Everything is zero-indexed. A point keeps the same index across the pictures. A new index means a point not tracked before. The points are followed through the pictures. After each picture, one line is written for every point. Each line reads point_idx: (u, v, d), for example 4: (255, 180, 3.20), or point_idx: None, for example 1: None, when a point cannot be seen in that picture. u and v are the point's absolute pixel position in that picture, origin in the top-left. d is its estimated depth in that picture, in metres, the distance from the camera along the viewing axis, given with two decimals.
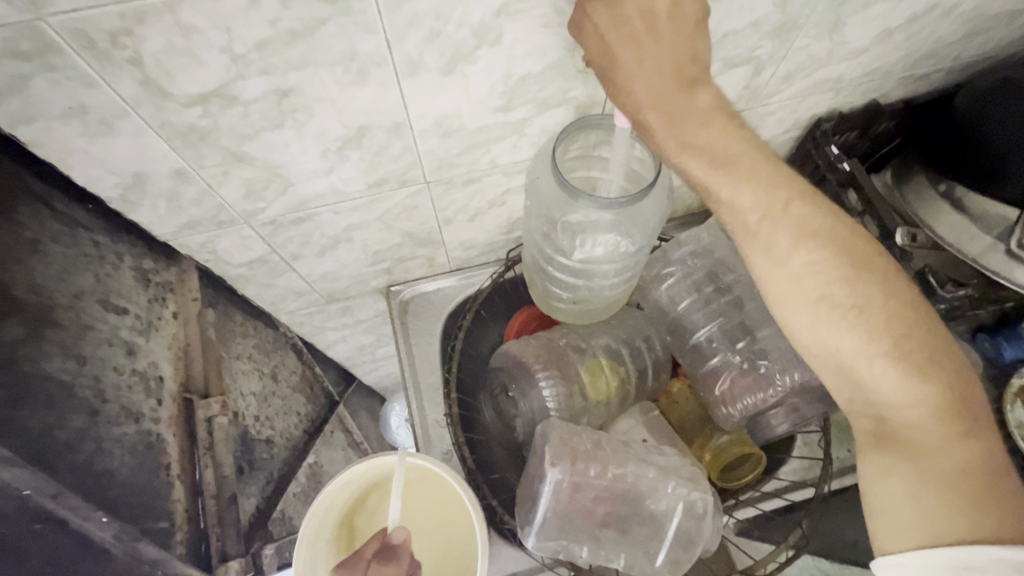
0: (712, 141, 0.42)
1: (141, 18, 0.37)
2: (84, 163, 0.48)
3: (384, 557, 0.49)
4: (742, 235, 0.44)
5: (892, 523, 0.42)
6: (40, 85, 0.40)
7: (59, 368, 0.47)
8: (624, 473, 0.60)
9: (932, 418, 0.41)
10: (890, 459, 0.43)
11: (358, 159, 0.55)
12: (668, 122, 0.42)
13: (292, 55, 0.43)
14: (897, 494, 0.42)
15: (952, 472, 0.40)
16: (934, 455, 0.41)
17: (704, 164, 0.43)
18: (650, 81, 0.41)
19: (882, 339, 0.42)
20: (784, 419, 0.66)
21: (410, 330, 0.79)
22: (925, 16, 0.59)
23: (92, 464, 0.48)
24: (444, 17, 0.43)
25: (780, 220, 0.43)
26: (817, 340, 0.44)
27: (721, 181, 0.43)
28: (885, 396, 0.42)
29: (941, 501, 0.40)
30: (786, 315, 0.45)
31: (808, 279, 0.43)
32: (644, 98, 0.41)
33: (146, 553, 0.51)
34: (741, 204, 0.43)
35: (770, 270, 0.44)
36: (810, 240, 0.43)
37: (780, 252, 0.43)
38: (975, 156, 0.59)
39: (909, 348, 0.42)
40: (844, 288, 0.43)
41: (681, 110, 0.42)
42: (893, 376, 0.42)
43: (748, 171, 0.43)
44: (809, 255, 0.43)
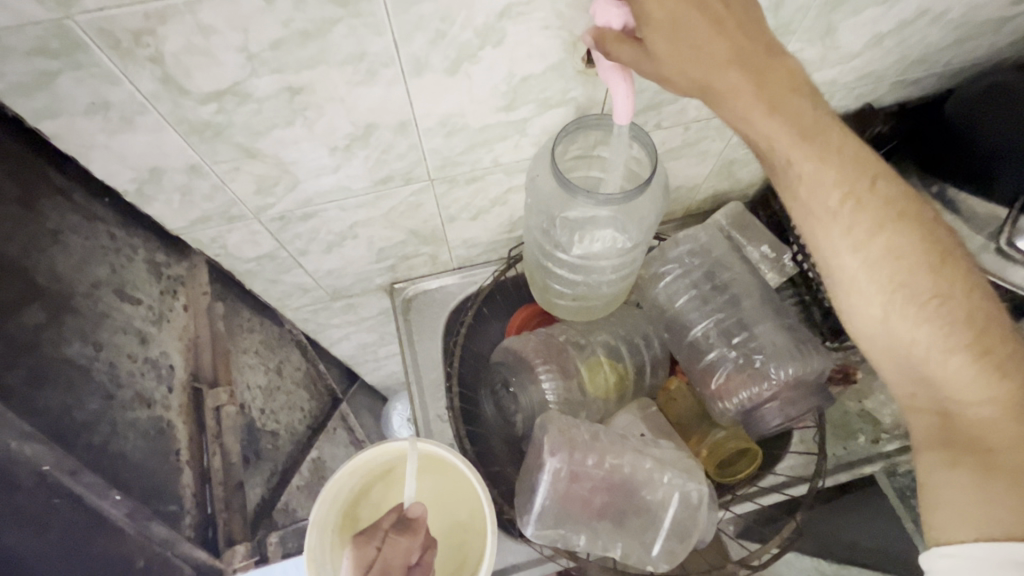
0: (800, 115, 0.42)
1: (164, 19, 0.39)
2: (103, 158, 0.50)
3: (402, 529, 0.51)
4: (819, 215, 0.44)
5: (949, 518, 0.41)
6: (65, 81, 0.42)
7: (78, 353, 0.49)
8: (620, 463, 0.61)
9: (1007, 415, 0.41)
10: (952, 454, 0.42)
11: (365, 156, 0.57)
12: (751, 83, 0.40)
13: (304, 54, 0.45)
14: (957, 489, 0.41)
15: (1020, 471, 0.39)
16: (1003, 452, 0.40)
17: (789, 137, 0.42)
18: (733, 44, 0.40)
19: (958, 334, 0.42)
20: (777, 414, 0.64)
21: (413, 326, 0.81)
22: (915, 22, 0.60)
23: (109, 445, 0.50)
24: (449, 19, 0.45)
25: (864, 202, 0.44)
26: (889, 328, 0.44)
27: (805, 156, 0.42)
28: (957, 389, 0.43)
29: (1006, 498, 0.39)
30: (858, 302, 0.46)
31: (886, 264, 0.44)
32: (724, 59, 0.40)
33: (157, 532, 0.54)
34: (820, 181, 0.43)
35: (847, 251, 0.44)
36: (893, 226, 0.44)
37: (858, 235, 0.44)
38: (970, 161, 0.61)
39: (987, 345, 0.42)
40: (922, 275, 0.43)
41: (767, 78, 0.41)
42: (966, 369, 0.42)
43: (833, 151, 0.43)
44: (887, 240, 0.44)
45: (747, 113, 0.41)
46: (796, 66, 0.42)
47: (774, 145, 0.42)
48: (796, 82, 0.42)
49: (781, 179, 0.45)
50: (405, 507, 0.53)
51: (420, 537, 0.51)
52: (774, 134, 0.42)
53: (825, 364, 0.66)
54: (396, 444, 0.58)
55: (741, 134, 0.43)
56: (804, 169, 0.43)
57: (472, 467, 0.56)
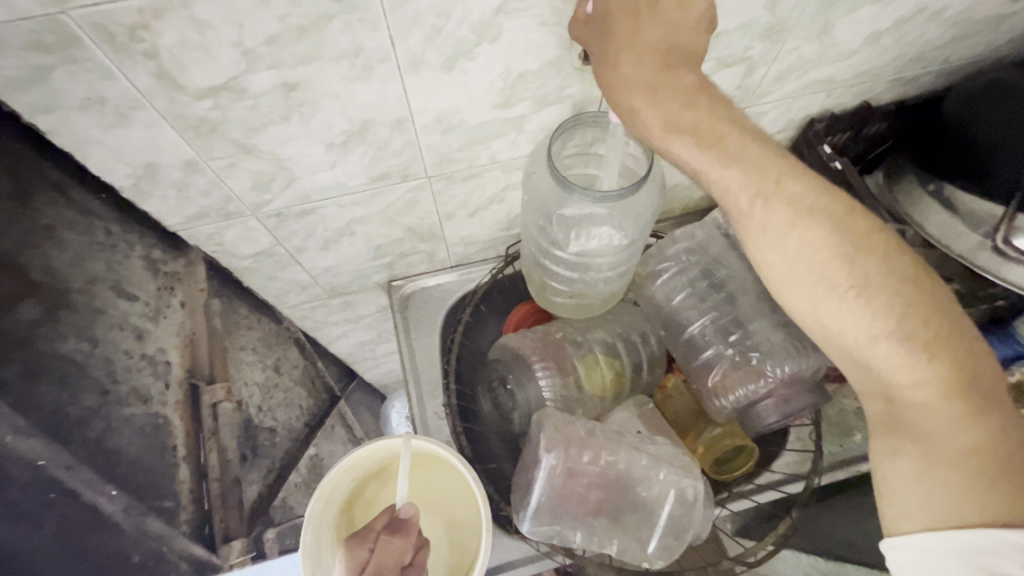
0: (698, 124, 0.43)
1: (159, 13, 0.39)
2: (100, 153, 0.50)
3: (393, 530, 0.51)
4: (734, 213, 0.45)
5: (901, 508, 0.42)
6: (61, 76, 0.42)
7: (73, 348, 0.49)
8: (616, 460, 0.61)
9: (941, 399, 0.41)
10: (897, 443, 0.43)
11: (362, 153, 0.57)
12: (649, 100, 0.43)
13: (300, 49, 0.45)
14: (904, 480, 0.42)
15: (957, 457, 0.40)
16: (943, 437, 0.41)
17: (690, 143, 0.43)
18: (638, 63, 0.43)
19: (883, 322, 0.41)
20: (774, 411, 0.64)
21: (410, 323, 0.81)
22: (913, 19, 0.60)
23: (104, 441, 0.50)
24: (445, 15, 0.45)
25: (772, 198, 0.43)
26: (819, 322, 0.44)
27: (707, 161, 0.43)
28: (891, 377, 0.42)
29: (951, 486, 0.39)
30: (786, 297, 0.45)
31: (804, 260, 0.43)
32: (629, 77, 0.43)
33: (153, 528, 0.54)
34: (727, 184, 0.43)
35: (764, 250, 0.44)
36: (805, 218, 0.43)
37: (771, 233, 0.43)
38: (965, 157, 0.61)
39: (913, 329, 0.41)
40: (839, 265, 0.42)
41: (667, 94, 0.43)
42: (894, 357, 0.41)
43: (734, 152, 0.43)
44: (800, 233, 0.43)
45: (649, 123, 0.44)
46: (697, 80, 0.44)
47: (678, 155, 0.44)
48: (695, 93, 0.44)
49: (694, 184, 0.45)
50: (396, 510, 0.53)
51: (413, 537, 0.51)
52: (674, 145, 0.43)
53: (822, 361, 0.66)
54: (388, 442, 0.58)
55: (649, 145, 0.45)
56: (712, 174, 0.43)
57: (467, 464, 0.55)
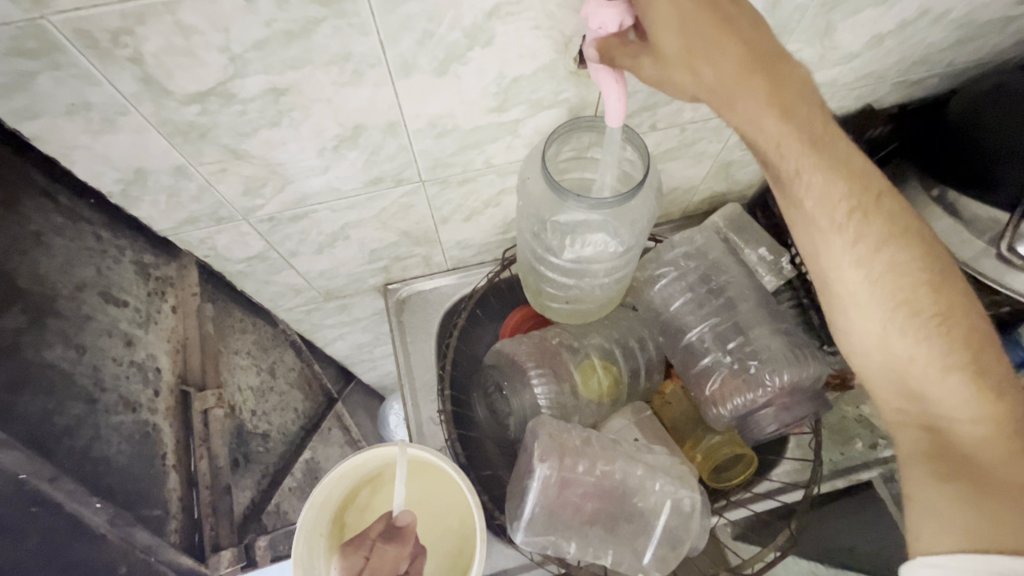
0: (811, 123, 0.42)
1: (142, 19, 0.39)
2: (87, 159, 0.49)
3: (390, 536, 0.52)
4: (825, 225, 0.44)
5: (935, 530, 0.40)
6: (44, 82, 0.42)
7: (59, 357, 0.49)
8: (611, 470, 0.61)
9: (996, 433, 0.41)
10: (942, 469, 0.42)
11: (354, 158, 0.56)
12: (762, 86, 0.40)
13: (288, 54, 0.44)
14: (945, 502, 0.40)
15: (1012, 487, 0.39)
16: (994, 468, 0.40)
17: (799, 143, 0.41)
18: (743, 42, 0.39)
19: (955, 350, 0.42)
20: (773, 419, 0.63)
21: (406, 327, 0.80)
22: (916, 22, 0.59)
23: (91, 451, 0.50)
24: (436, 19, 0.44)
25: (869, 216, 0.43)
26: (887, 344, 0.44)
27: (812, 164, 0.42)
28: (950, 407, 0.43)
29: (999, 513, 0.38)
30: (857, 314, 0.45)
31: (887, 280, 0.44)
32: (736, 58, 0.39)
33: (140, 539, 0.53)
34: (829, 190, 0.43)
35: (850, 264, 0.44)
36: (898, 242, 0.44)
37: (862, 249, 0.44)
38: (968, 160, 0.59)
39: (984, 365, 0.42)
40: (922, 290, 0.43)
41: (782, 80, 0.40)
42: (960, 386, 0.42)
43: (842, 162, 0.43)
44: (890, 253, 0.43)
45: (757, 116, 0.40)
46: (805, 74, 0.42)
47: (784, 155, 0.42)
48: (805, 90, 0.42)
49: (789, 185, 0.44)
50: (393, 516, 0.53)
51: (408, 545, 0.52)
52: (784, 137, 0.41)
53: (821, 369, 0.65)
54: (385, 449, 0.57)
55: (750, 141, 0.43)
56: (812, 180, 0.42)
57: (462, 472, 0.55)
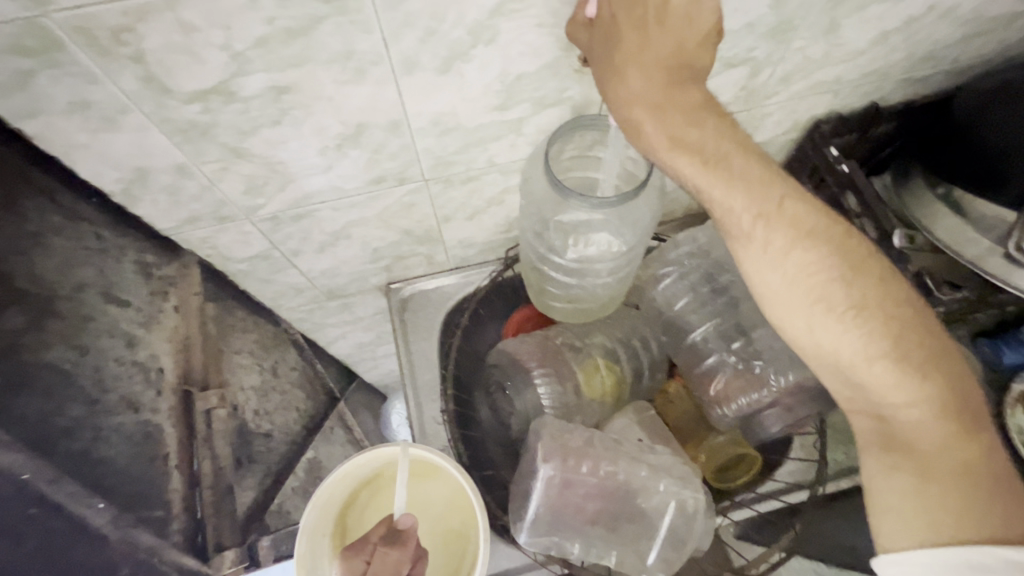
0: (705, 143, 0.43)
1: (141, 16, 0.38)
2: (88, 157, 0.49)
3: (391, 541, 0.51)
4: (736, 236, 0.45)
5: (894, 526, 0.43)
6: (44, 80, 0.41)
7: (60, 358, 0.48)
8: (615, 470, 0.60)
9: (932, 416, 0.43)
10: (891, 457, 0.44)
11: (357, 157, 0.56)
12: (658, 115, 0.42)
13: (289, 52, 0.43)
14: (899, 494, 0.43)
15: (949, 469, 0.42)
16: (930, 452, 0.43)
17: (696, 163, 0.42)
18: (646, 72, 0.41)
19: (879, 342, 0.43)
20: (778, 420, 0.65)
21: (408, 327, 0.80)
22: (923, 18, 0.59)
23: (91, 452, 0.50)
24: (439, 16, 0.44)
25: (774, 222, 0.44)
26: (818, 344, 0.45)
27: (713, 183, 0.43)
28: (886, 397, 0.44)
29: (942, 501, 0.42)
30: (783, 317, 0.46)
31: (802, 282, 0.44)
32: (637, 88, 0.41)
33: (142, 540, 0.53)
34: (732, 205, 0.43)
35: (770, 270, 0.44)
36: (806, 244, 0.44)
37: (775, 255, 0.44)
38: (977, 159, 0.59)
39: (907, 351, 0.44)
40: (839, 288, 0.44)
41: (675, 107, 0.42)
42: (889, 377, 0.43)
43: (741, 175, 0.43)
44: (800, 256, 0.44)
45: (657, 145, 0.42)
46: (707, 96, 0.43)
47: (681, 175, 0.43)
48: (703, 110, 0.43)
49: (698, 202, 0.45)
50: (394, 519, 0.52)
51: (411, 548, 0.50)
52: (679, 164, 0.43)
53: None
54: (386, 450, 0.57)
55: (652, 162, 0.44)
56: (717, 196, 0.43)
57: (465, 472, 0.55)
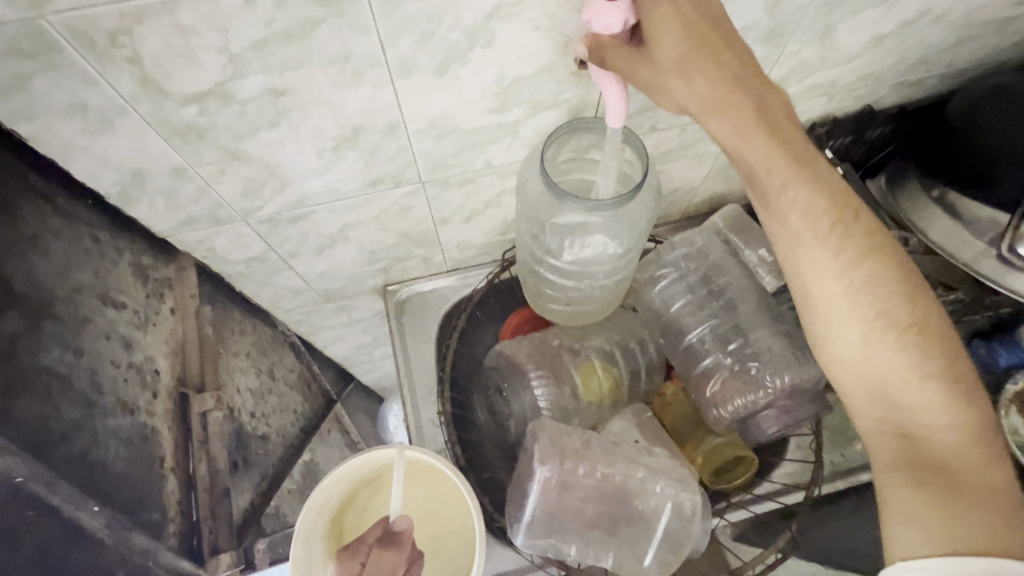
0: (795, 143, 0.44)
1: (139, 19, 0.38)
2: (84, 159, 0.49)
3: (387, 544, 0.51)
4: (806, 240, 0.45)
5: (911, 534, 0.41)
6: (41, 83, 0.42)
7: (57, 360, 0.48)
8: (612, 472, 0.60)
9: (967, 444, 0.43)
10: (916, 475, 0.43)
11: (354, 159, 0.56)
12: (752, 104, 0.42)
13: (287, 55, 0.44)
14: (920, 507, 0.41)
15: (980, 492, 0.41)
16: (959, 471, 0.42)
17: (783, 159, 0.43)
18: (740, 65, 0.42)
19: (926, 363, 0.44)
20: (774, 421, 0.63)
21: (405, 329, 0.80)
22: (917, 22, 0.59)
23: (88, 456, 0.49)
24: (436, 20, 0.44)
25: (848, 234, 0.45)
26: (866, 355, 0.45)
27: (799, 180, 0.44)
28: (924, 415, 0.44)
29: (966, 511, 0.40)
30: (835, 326, 0.46)
31: (865, 293, 0.45)
32: (730, 77, 0.42)
33: (137, 542, 0.53)
34: (814, 204, 0.44)
35: (832, 275, 0.45)
36: (875, 260, 0.46)
37: (844, 260, 0.45)
38: (971, 162, 0.59)
39: (952, 379, 0.44)
40: (899, 305, 0.45)
41: (766, 101, 0.43)
42: (933, 396, 0.44)
43: (822, 182, 0.45)
44: (868, 267, 0.45)
45: (745, 130, 0.43)
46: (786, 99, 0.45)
47: (771, 167, 0.43)
48: (786, 112, 0.44)
49: (774, 201, 0.45)
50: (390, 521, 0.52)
51: (407, 551, 0.50)
52: (771, 154, 0.43)
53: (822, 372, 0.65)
54: (382, 452, 0.56)
55: (731, 152, 0.44)
56: (799, 195, 0.44)
57: (461, 475, 0.55)
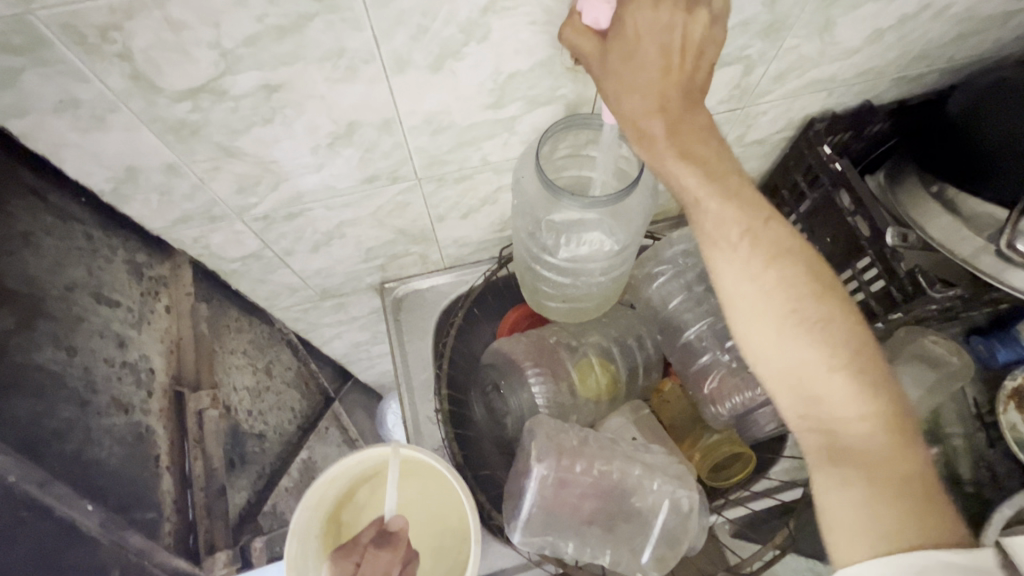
0: (707, 157, 0.43)
1: (129, 14, 0.38)
2: (77, 156, 0.49)
3: (381, 543, 0.50)
4: (717, 242, 0.42)
5: (846, 541, 0.37)
6: (32, 78, 0.41)
7: (49, 358, 0.48)
8: (609, 470, 0.60)
9: (890, 435, 0.38)
10: (846, 475, 0.38)
11: (349, 155, 0.56)
12: (672, 128, 0.42)
13: (280, 50, 0.43)
14: (851, 509, 0.37)
15: (907, 486, 0.37)
16: (883, 471, 0.37)
17: (696, 175, 0.42)
18: (669, 88, 0.42)
19: (840, 352, 0.40)
20: (772, 419, 0.66)
21: (403, 327, 0.79)
22: (917, 17, 0.59)
23: (81, 454, 0.49)
24: (431, 14, 0.43)
25: (759, 234, 0.42)
26: (780, 353, 0.41)
27: (707, 191, 0.42)
28: (844, 411, 0.39)
29: (892, 515, 0.36)
30: (746, 326, 0.42)
31: (775, 290, 0.41)
32: (658, 102, 0.42)
33: (132, 542, 0.53)
34: (725, 213, 0.42)
35: (743, 275, 0.42)
36: (783, 254, 0.42)
37: (752, 260, 0.41)
38: (969, 158, 0.59)
39: (867, 366, 0.40)
40: (807, 295, 0.41)
41: (686, 122, 0.42)
42: (851, 388, 0.39)
43: (733, 188, 0.43)
44: (778, 264, 0.41)
45: (660, 151, 0.43)
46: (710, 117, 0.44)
47: (684, 185, 0.43)
48: (709, 129, 0.43)
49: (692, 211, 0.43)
50: (385, 520, 0.52)
51: (401, 550, 0.50)
52: (684, 172, 0.42)
53: None
54: (376, 451, 0.56)
55: (654, 170, 0.44)
56: (709, 204, 0.42)
57: (456, 474, 0.54)
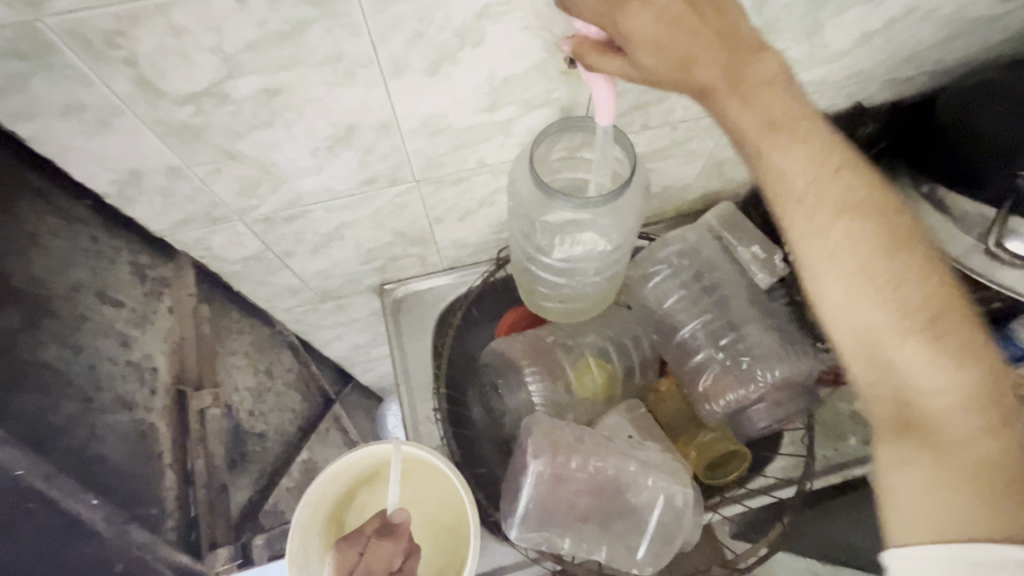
0: (774, 106, 0.41)
1: (134, 20, 0.39)
2: (82, 160, 0.50)
3: (385, 533, 0.52)
4: (783, 197, 0.42)
5: (907, 514, 0.38)
6: (39, 83, 0.42)
7: (54, 356, 0.49)
8: (604, 466, 0.61)
9: (969, 409, 0.38)
10: (913, 449, 0.39)
11: (348, 158, 0.57)
12: (731, 79, 0.40)
13: (279, 55, 0.44)
14: (915, 485, 0.38)
15: (983, 466, 0.36)
16: (958, 449, 0.37)
17: (756, 125, 0.41)
18: (717, 49, 0.39)
19: (915, 318, 0.39)
20: (765, 415, 0.66)
21: (402, 327, 0.80)
22: (903, 20, 0.60)
23: (86, 449, 0.50)
24: (426, 19, 0.45)
25: (827, 188, 0.41)
26: (850, 316, 0.41)
27: (773, 142, 0.41)
28: (918, 380, 0.39)
29: (965, 495, 0.36)
30: (817, 286, 0.42)
31: (846, 247, 0.40)
32: (717, 62, 0.39)
33: (136, 537, 0.53)
34: (790, 164, 0.41)
35: (810, 233, 0.41)
36: (856, 208, 0.41)
37: (821, 216, 0.41)
38: (956, 159, 0.60)
39: (946, 333, 0.39)
40: (881, 256, 0.40)
41: (747, 75, 0.40)
42: (924, 357, 0.39)
43: (803, 138, 0.41)
44: (847, 220, 0.41)
45: (731, 113, 0.41)
46: (774, 59, 0.41)
47: (745, 134, 0.41)
48: (775, 76, 0.41)
49: (753, 164, 0.42)
50: (388, 514, 0.53)
51: (404, 542, 0.51)
52: (745, 120, 0.41)
53: (813, 364, 0.66)
54: (379, 447, 0.57)
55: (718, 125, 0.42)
56: (772, 155, 0.41)
57: (456, 471, 0.55)
